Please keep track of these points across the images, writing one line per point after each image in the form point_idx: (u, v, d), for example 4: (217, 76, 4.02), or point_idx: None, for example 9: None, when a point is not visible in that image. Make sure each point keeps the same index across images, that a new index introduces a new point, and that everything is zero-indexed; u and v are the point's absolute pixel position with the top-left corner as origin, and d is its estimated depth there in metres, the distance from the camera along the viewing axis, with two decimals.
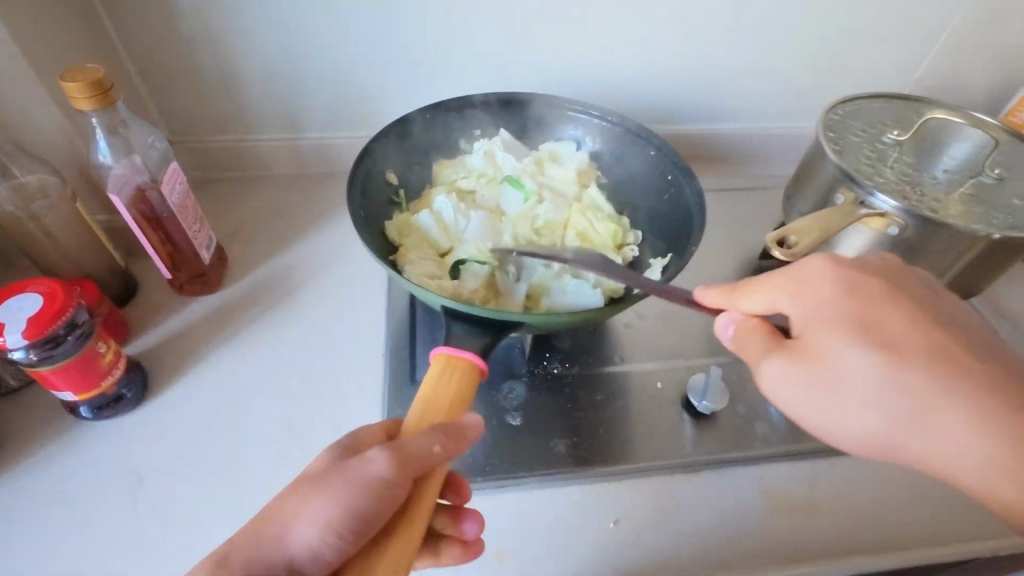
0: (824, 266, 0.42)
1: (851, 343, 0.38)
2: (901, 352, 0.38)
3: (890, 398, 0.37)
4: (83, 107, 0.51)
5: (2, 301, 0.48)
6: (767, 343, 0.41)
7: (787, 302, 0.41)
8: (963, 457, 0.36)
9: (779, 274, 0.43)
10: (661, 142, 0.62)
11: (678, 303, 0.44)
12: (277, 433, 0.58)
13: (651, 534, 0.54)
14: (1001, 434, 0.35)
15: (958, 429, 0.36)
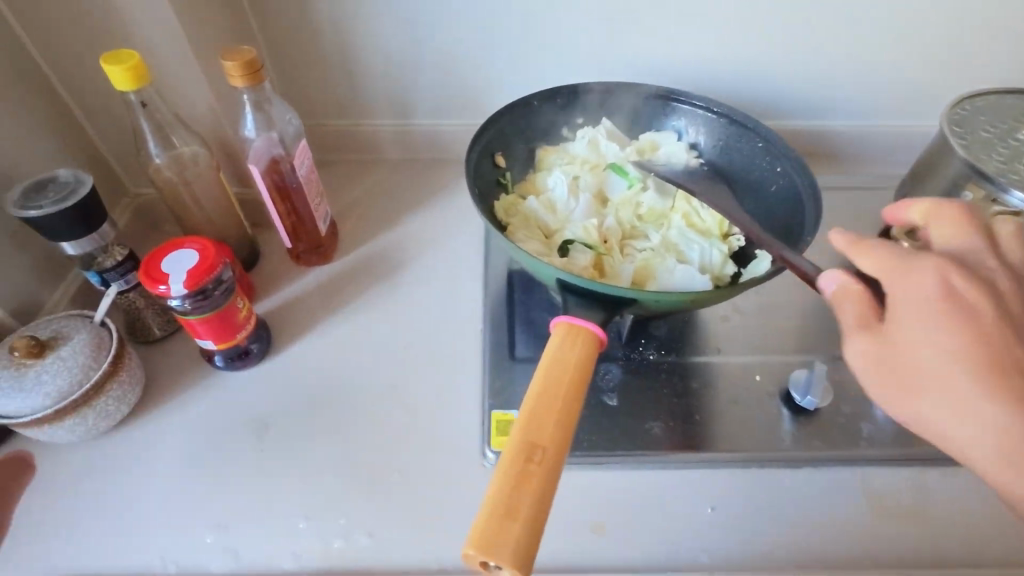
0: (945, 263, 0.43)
1: (929, 334, 0.41)
2: (974, 356, 0.40)
3: (946, 393, 0.40)
4: (237, 84, 0.56)
5: (164, 255, 0.54)
6: (858, 319, 0.44)
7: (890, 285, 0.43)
8: (992, 464, 0.40)
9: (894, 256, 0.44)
10: (768, 132, 0.63)
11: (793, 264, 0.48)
12: (385, 394, 0.62)
13: (749, 524, 0.53)
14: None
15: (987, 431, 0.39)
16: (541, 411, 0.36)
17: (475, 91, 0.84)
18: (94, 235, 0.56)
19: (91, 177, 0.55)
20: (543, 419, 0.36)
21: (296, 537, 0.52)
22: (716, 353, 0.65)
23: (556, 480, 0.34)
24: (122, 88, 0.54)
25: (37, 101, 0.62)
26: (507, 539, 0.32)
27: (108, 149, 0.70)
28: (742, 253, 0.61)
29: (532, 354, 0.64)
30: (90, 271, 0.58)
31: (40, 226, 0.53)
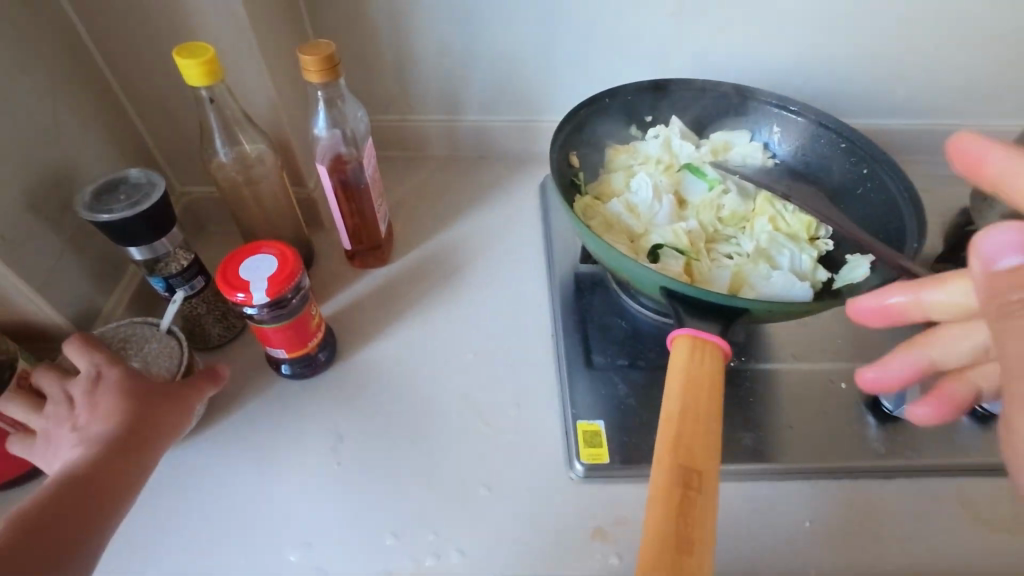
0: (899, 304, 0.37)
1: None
2: None
3: None
4: (313, 80, 0.54)
5: (241, 261, 0.52)
6: None
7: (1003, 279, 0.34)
8: None
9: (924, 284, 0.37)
10: (854, 133, 0.61)
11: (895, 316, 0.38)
12: (462, 403, 0.60)
13: (845, 536, 0.53)
14: None
15: None
16: (687, 435, 0.37)
17: (530, 86, 0.82)
18: (164, 239, 0.53)
19: (163, 180, 0.52)
20: (691, 443, 0.36)
21: (385, 554, 0.50)
22: (796, 359, 0.63)
23: (716, 504, 0.35)
24: (194, 84, 0.51)
25: (92, 97, 0.58)
26: (683, 572, 0.32)
27: (158, 147, 0.67)
28: (831, 257, 0.59)
29: (609, 360, 0.62)
30: (155, 277, 0.55)
31: (111, 231, 0.50)
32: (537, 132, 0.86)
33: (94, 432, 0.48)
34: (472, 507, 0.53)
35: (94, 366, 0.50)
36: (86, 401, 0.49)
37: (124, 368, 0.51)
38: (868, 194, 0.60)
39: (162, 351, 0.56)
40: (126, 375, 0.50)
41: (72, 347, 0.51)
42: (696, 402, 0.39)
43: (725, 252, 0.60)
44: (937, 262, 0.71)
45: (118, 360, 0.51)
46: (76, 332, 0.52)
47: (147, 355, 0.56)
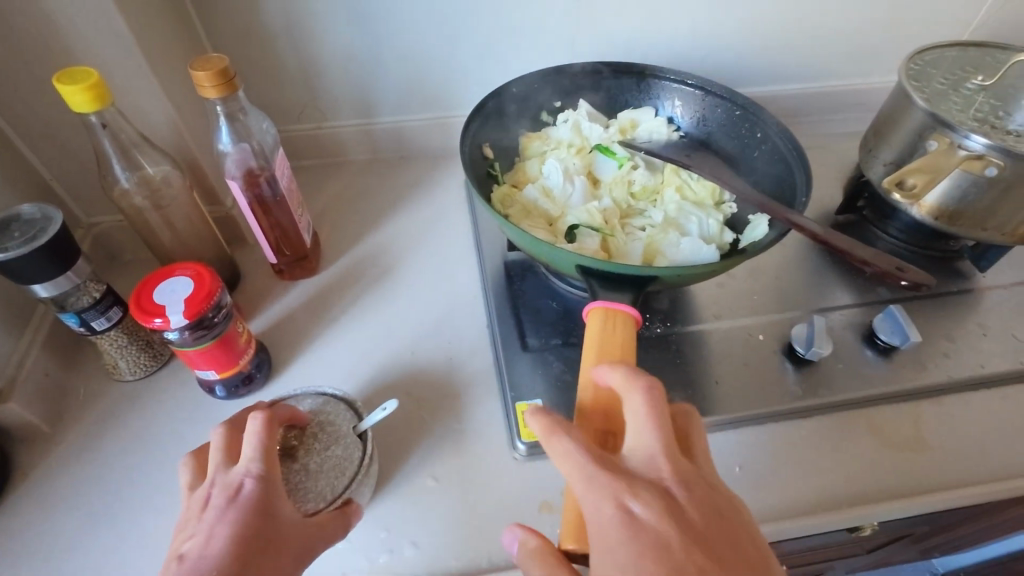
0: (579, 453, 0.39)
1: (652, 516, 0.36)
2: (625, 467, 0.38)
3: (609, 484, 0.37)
4: (210, 95, 0.53)
5: (155, 286, 0.51)
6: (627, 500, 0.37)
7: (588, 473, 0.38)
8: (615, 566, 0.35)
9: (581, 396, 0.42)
10: (746, 100, 0.65)
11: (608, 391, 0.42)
12: (403, 400, 0.61)
13: (773, 474, 0.57)
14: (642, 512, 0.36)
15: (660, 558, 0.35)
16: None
17: (439, 84, 0.83)
18: (70, 273, 0.51)
19: (60, 213, 0.50)
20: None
21: (337, 560, 0.50)
22: (716, 318, 0.67)
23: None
24: (81, 110, 0.49)
25: None
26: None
27: (57, 178, 0.64)
28: (736, 219, 0.63)
29: (543, 341, 0.64)
30: (66, 313, 0.53)
31: (7, 271, 0.48)
32: (454, 128, 0.87)
33: (224, 536, 0.39)
34: (420, 503, 0.53)
35: (248, 472, 0.42)
36: (219, 512, 0.40)
37: (272, 484, 0.42)
38: (763, 156, 0.64)
39: (336, 460, 0.48)
40: (267, 493, 0.42)
41: (253, 430, 0.44)
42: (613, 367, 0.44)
43: (639, 225, 0.63)
44: (839, 213, 0.79)
45: (274, 471, 0.43)
46: (264, 413, 0.44)
47: (322, 457, 0.49)
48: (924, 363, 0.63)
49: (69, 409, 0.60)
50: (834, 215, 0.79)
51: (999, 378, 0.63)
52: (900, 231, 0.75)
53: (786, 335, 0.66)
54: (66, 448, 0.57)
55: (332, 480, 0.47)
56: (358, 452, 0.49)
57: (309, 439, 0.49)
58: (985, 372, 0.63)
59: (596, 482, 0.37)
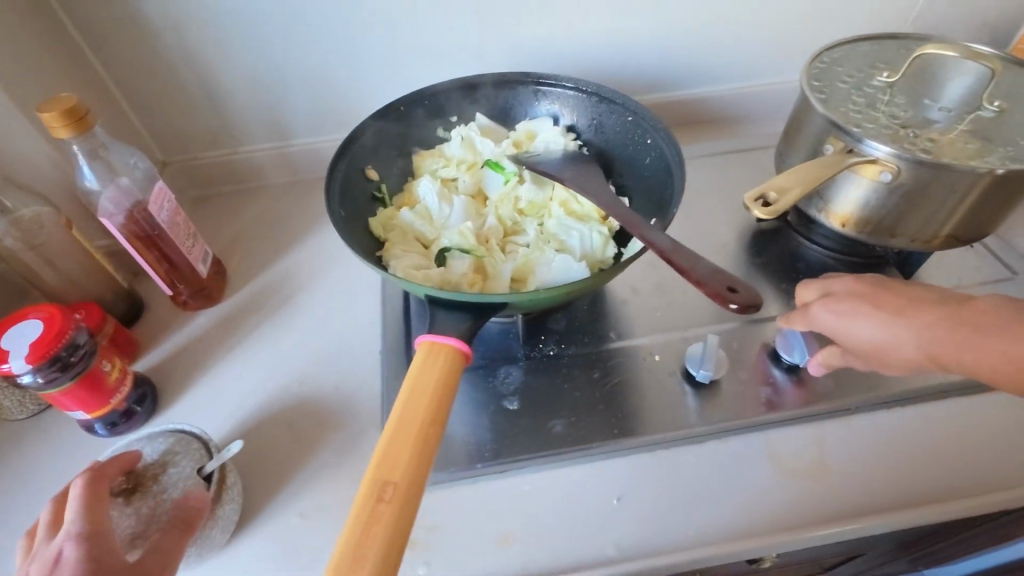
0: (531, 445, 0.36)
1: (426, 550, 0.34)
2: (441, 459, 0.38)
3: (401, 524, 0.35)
4: (62, 135, 0.52)
5: (6, 330, 0.51)
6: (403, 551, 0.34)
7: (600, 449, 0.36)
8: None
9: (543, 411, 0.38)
10: (636, 106, 0.63)
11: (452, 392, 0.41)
12: (286, 433, 0.60)
13: (655, 508, 0.53)
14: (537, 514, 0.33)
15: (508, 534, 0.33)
16: (397, 446, 0.36)
17: (350, 104, 0.82)
18: None
19: None
20: (398, 453, 0.36)
21: None
22: (615, 338, 0.64)
23: (407, 514, 0.34)
24: None
25: None
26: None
27: None
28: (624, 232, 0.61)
29: None
30: None
31: None
32: None
33: None
34: (285, 543, 0.52)
35: (66, 537, 0.42)
36: None
37: (89, 543, 0.42)
38: (653, 165, 0.61)
39: (176, 502, 0.49)
40: (86, 556, 0.41)
41: (72, 494, 0.44)
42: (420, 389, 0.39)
43: (523, 242, 0.60)
44: (762, 221, 0.75)
45: (99, 530, 0.43)
46: (85, 474, 0.45)
47: (163, 497, 0.49)
48: (832, 382, 0.60)
49: None
50: (756, 222, 0.75)
51: (911, 396, 0.59)
52: (824, 237, 0.70)
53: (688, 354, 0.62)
54: None
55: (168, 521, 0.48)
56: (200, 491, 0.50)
57: (149, 481, 0.50)
58: (897, 390, 0.59)
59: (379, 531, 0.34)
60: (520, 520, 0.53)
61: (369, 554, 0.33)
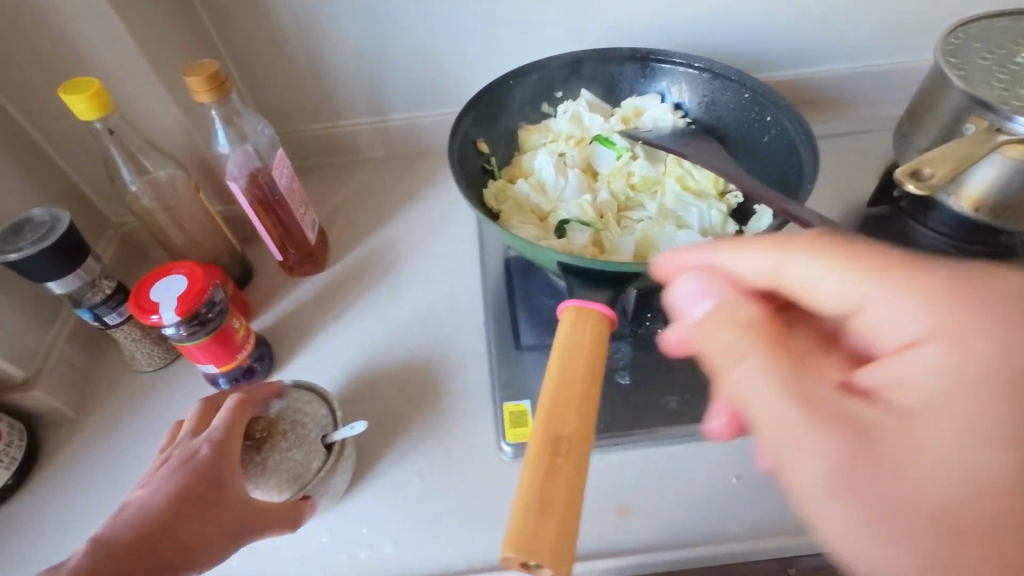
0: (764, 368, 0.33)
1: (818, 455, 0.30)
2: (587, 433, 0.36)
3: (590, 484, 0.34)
4: (202, 99, 0.54)
5: (152, 283, 0.53)
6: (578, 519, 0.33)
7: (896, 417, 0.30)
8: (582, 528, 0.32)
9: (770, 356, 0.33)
10: (755, 82, 0.61)
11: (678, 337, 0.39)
12: (398, 396, 0.62)
13: (775, 490, 0.52)
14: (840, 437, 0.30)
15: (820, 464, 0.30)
16: (560, 402, 0.36)
17: (450, 80, 0.82)
18: (78, 272, 0.54)
19: (68, 214, 0.54)
20: (563, 408, 0.36)
21: (319, 552, 0.51)
22: None
23: (583, 470, 0.34)
24: (86, 117, 0.52)
25: (7, 141, 0.61)
26: (541, 537, 0.31)
27: (86, 182, 0.69)
28: (742, 210, 0.60)
29: (537, 340, 0.62)
30: (81, 308, 0.57)
31: (21, 269, 0.52)
32: None
33: (156, 495, 0.44)
34: (404, 501, 0.54)
35: (205, 440, 0.47)
36: (169, 471, 0.46)
37: (221, 455, 0.47)
38: (775, 142, 0.60)
39: (294, 463, 0.50)
40: (211, 466, 0.46)
41: (225, 407, 0.50)
42: (575, 347, 0.39)
43: (637, 218, 0.60)
44: (871, 206, 0.72)
45: (229, 450, 0.47)
46: (240, 395, 0.50)
47: (284, 455, 0.51)
48: None
49: (92, 397, 0.64)
50: (865, 208, 0.73)
51: None
52: (942, 224, 0.66)
53: None
54: (87, 434, 0.61)
55: (286, 476, 0.50)
56: (317, 458, 0.51)
57: (278, 436, 0.51)
58: None
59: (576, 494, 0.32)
60: (637, 491, 0.53)
61: (552, 511, 0.32)
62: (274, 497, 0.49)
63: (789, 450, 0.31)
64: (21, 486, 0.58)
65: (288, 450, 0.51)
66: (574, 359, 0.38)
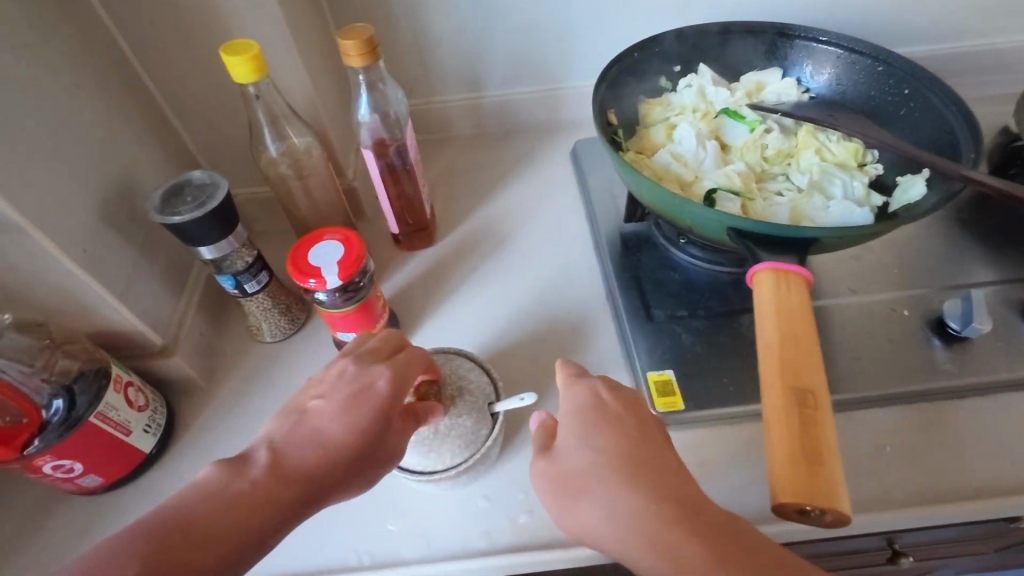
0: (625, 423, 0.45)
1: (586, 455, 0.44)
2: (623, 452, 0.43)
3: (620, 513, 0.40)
4: (354, 64, 0.54)
5: (308, 250, 0.53)
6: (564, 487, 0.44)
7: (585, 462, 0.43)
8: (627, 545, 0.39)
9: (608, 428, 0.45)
10: (891, 55, 0.61)
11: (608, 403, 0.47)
12: (531, 366, 0.62)
13: (926, 459, 0.53)
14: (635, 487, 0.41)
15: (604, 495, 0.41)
16: (804, 355, 0.37)
17: (551, 55, 0.81)
18: (230, 237, 0.54)
19: (225, 179, 0.53)
20: (808, 363, 0.37)
21: (479, 517, 0.51)
22: (852, 293, 0.64)
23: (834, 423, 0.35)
24: (242, 80, 0.51)
25: (137, 107, 0.60)
26: (802, 478, 0.32)
27: (201, 151, 0.68)
28: (881, 183, 0.60)
29: (669, 313, 0.63)
30: (224, 275, 0.57)
31: (178, 232, 0.51)
32: (563, 100, 0.86)
33: (335, 418, 0.45)
34: None
35: (383, 378, 0.47)
36: (347, 395, 0.46)
37: (393, 401, 0.46)
38: (916, 115, 0.60)
39: (463, 429, 0.51)
40: (387, 408, 0.46)
41: (411, 360, 0.50)
42: (802, 306, 0.40)
43: (776, 189, 0.60)
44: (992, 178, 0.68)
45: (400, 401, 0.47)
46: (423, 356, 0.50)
47: (453, 422, 0.52)
48: None
49: (219, 365, 0.64)
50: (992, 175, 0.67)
51: None
52: None
53: (935, 310, 0.61)
54: (219, 402, 0.61)
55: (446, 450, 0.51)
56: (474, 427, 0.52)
57: (447, 402, 0.53)
58: None
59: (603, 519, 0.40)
60: None
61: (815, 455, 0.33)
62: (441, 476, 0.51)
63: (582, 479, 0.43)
64: (162, 454, 0.57)
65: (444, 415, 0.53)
66: (805, 316, 0.40)
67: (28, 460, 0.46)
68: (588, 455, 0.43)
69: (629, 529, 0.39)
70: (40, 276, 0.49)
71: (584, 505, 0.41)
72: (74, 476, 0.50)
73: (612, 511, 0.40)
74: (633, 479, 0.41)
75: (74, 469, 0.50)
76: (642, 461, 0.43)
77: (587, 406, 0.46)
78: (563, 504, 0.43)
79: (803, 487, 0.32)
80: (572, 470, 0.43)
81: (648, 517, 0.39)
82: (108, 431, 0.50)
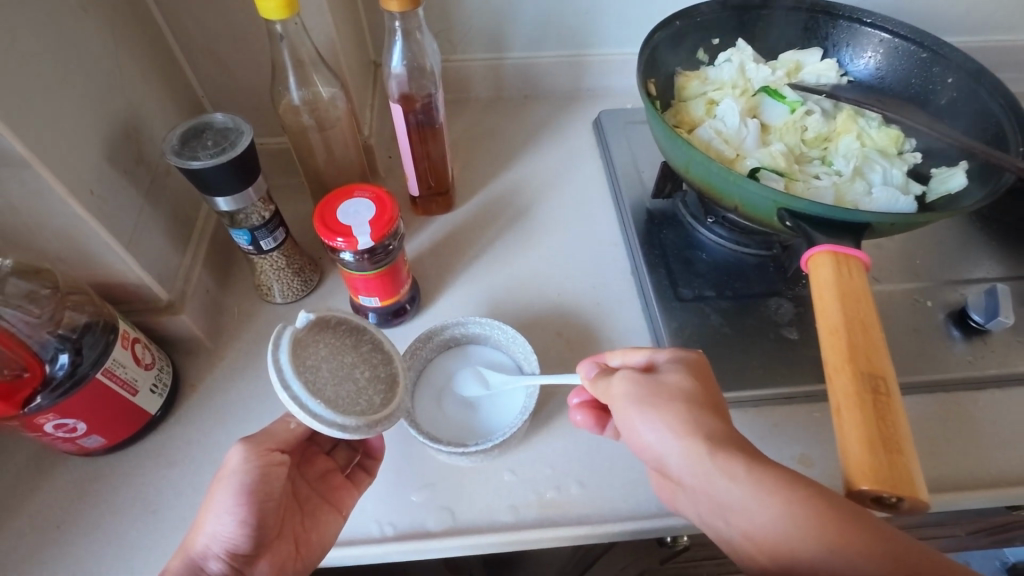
0: (711, 379, 0.42)
1: (680, 380, 0.40)
2: (706, 400, 0.39)
3: (688, 437, 0.37)
4: (393, 8, 0.50)
5: (339, 206, 0.50)
6: (630, 393, 0.40)
7: (677, 382, 0.40)
8: (702, 473, 0.36)
9: (697, 375, 0.41)
10: (937, 41, 0.60)
11: (706, 366, 0.43)
12: (554, 339, 0.61)
13: (945, 447, 0.54)
14: (708, 420, 0.38)
15: (675, 420, 0.38)
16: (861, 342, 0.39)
17: (581, 18, 0.77)
18: (250, 189, 0.50)
19: (250, 127, 0.50)
20: (865, 350, 0.39)
21: (506, 491, 0.50)
22: (878, 282, 0.64)
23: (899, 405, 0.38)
24: (271, 17, 0.47)
25: (145, 39, 0.54)
26: (886, 469, 0.35)
27: (208, 94, 0.63)
28: (917, 171, 0.60)
29: (697, 293, 0.62)
30: (239, 229, 0.53)
31: (197, 180, 0.47)
32: (586, 67, 0.82)
33: (220, 514, 0.43)
34: (585, 444, 0.53)
35: (247, 462, 0.44)
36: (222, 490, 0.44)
37: (270, 473, 0.45)
38: (956, 106, 0.60)
39: (350, 400, 0.44)
40: (266, 483, 0.45)
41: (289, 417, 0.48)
42: (858, 290, 0.42)
43: (814, 172, 0.59)
44: None
45: (273, 470, 0.45)
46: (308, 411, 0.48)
47: (354, 399, 0.44)
48: None
49: (225, 326, 0.60)
50: None
51: None
52: None
53: (955, 301, 0.62)
54: (227, 363, 0.58)
55: (337, 403, 0.43)
56: (304, 382, 0.42)
57: (365, 381, 0.46)
58: None
59: (661, 435, 0.38)
60: (814, 443, 0.54)
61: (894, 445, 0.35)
62: (317, 423, 0.41)
63: (653, 405, 0.39)
64: (166, 417, 0.54)
65: (371, 368, 0.47)
66: (856, 299, 0.41)
67: (29, 419, 0.43)
68: (679, 379, 0.40)
69: (704, 447, 0.36)
70: (43, 219, 0.44)
71: (672, 415, 0.38)
72: (76, 436, 0.47)
73: (677, 444, 0.37)
74: (709, 415, 0.38)
75: (77, 429, 0.46)
76: (717, 408, 0.39)
77: (693, 360, 0.42)
78: (650, 405, 0.39)
79: (888, 478, 0.34)
80: (666, 389, 0.40)
81: (716, 442, 0.36)
82: (115, 389, 0.47)
